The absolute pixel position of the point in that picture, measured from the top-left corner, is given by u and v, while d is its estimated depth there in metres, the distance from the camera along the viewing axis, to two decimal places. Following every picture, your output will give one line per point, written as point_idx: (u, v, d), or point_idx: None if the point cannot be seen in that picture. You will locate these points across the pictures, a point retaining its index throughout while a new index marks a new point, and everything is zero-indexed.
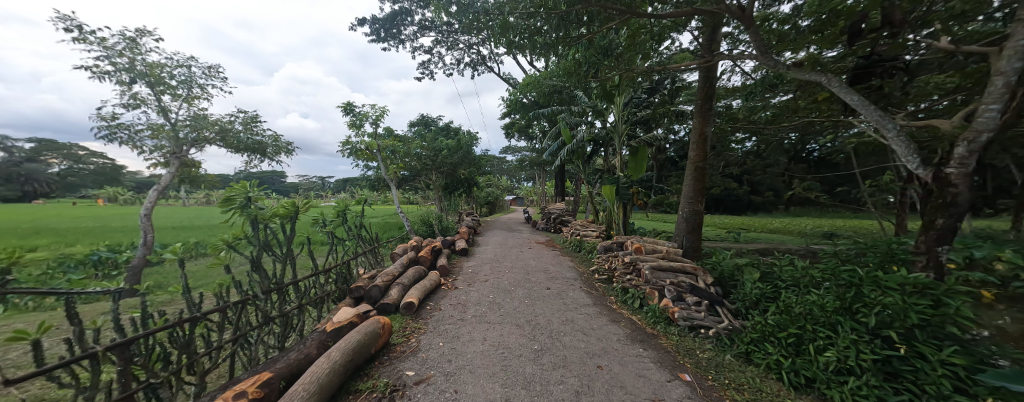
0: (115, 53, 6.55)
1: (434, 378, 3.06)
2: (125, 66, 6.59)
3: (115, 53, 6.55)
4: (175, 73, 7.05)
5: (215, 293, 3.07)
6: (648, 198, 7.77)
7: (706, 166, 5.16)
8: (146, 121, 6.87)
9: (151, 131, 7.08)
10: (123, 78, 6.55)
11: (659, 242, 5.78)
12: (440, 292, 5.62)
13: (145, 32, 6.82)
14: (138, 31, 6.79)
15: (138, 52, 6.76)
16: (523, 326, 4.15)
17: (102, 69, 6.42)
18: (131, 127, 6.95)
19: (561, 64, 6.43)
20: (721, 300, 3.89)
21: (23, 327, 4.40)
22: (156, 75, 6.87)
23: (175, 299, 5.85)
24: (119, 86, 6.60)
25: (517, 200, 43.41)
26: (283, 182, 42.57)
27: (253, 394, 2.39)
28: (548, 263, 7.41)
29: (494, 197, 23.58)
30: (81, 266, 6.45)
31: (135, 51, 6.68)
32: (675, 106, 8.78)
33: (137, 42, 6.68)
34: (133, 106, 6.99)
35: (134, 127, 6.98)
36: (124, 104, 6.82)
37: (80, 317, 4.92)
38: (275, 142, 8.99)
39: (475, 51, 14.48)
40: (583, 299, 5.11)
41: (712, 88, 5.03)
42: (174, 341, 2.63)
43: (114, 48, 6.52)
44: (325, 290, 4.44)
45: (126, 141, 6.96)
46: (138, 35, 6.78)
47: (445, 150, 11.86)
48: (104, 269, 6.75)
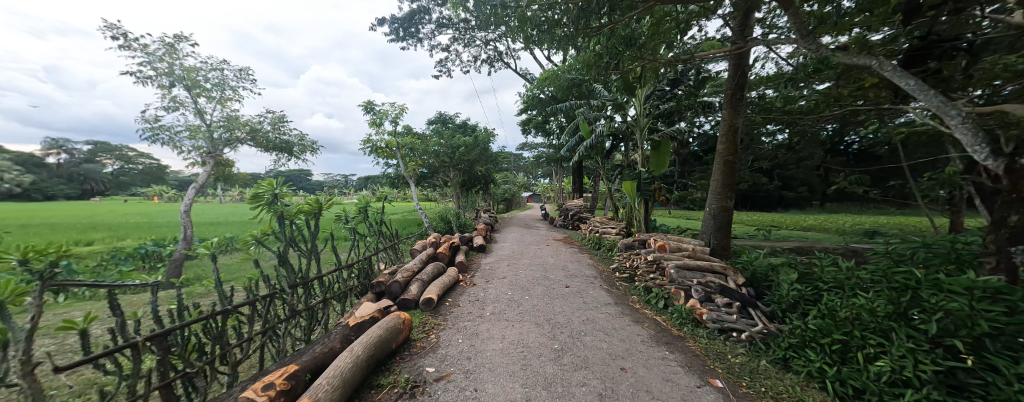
0: (156, 58, 6.90)
1: (453, 376, 3.04)
2: (164, 71, 6.94)
3: (155, 59, 6.90)
4: (209, 76, 7.38)
5: (245, 286, 3.16)
6: (671, 194, 7.46)
7: (736, 160, 4.85)
8: (184, 122, 7.24)
9: (189, 132, 7.46)
10: (164, 82, 6.92)
11: (684, 239, 5.51)
12: (459, 288, 5.63)
13: (182, 37, 7.15)
14: (176, 37, 7.13)
15: (176, 57, 7.09)
16: (542, 325, 4.07)
17: (145, 74, 6.80)
18: (171, 128, 7.35)
19: (580, 56, 6.30)
20: (754, 301, 3.65)
21: (78, 315, 4.77)
22: (192, 78, 7.19)
23: (209, 292, 6.19)
24: (160, 90, 6.98)
25: (534, 197, 43.14)
26: (309, 181, 44.68)
27: (281, 386, 2.42)
28: (565, 260, 7.30)
29: (511, 194, 23.48)
30: (130, 259, 6.97)
31: (173, 56, 7.02)
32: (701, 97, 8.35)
33: (175, 46, 7.01)
34: (173, 109, 7.38)
35: (175, 129, 7.38)
36: (164, 106, 7.19)
37: (126, 307, 5.29)
38: (302, 141, 9.27)
39: (492, 47, 14.44)
40: (603, 298, 4.99)
41: (744, 76, 4.71)
42: (207, 332, 2.72)
43: (154, 54, 6.87)
44: (347, 285, 4.53)
45: (167, 142, 7.38)
46: (175, 40, 7.12)
47: (462, 147, 11.94)
48: (149, 262, 7.21)
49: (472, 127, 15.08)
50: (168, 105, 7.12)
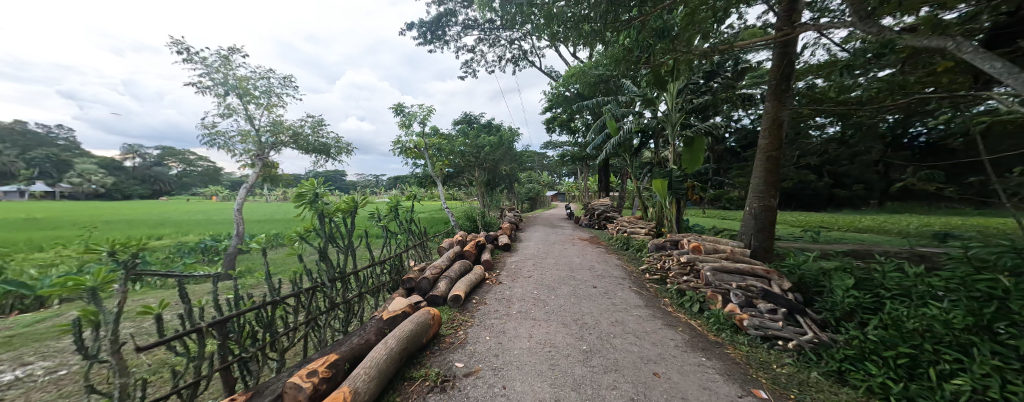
0: (213, 69, 7.48)
1: (482, 372, 3.06)
2: (220, 81, 7.51)
3: (213, 70, 7.48)
4: (258, 84, 7.90)
5: (291, 279, 3.34)
6: (707, 193, 7.08)
7: (780, 155, 4.51)
8: (237, 127, 7.81)
9: (241, 137, 8.03)
10: (220, 91, 7.50)
11: (722, 240, 5.23)
12: (485, 286, 5.66)
13: (235, 49, 7.70)
14: (230, 49, 7.69)
15: (230, 68, 7.64)
16: (569, 325, 4.00)
17: (204, 84, 7.39)
18: (226, 134, 7.94)
19: (609, 51, 6.15)
20: (802, 307, 3.39)
21: (152, 301, 5.34)
22: (244, 87, 7.74)
23: (259, 283, 6.67)
24: (216, 99, 7.56)
25: (559, 196, 42.80)
26: (344, 181, 47.04)
27: (323, 374, 2.54)
28: (593, 260, 7.14)
29: (536, 193, 23.36)
30: (194, 252, 7.69)
31: (228, 67, 7.58)
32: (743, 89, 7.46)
33: (229, 58, 7.56)
34: (227, 115, 7.96)
35: (229, 133, 7.98)
36: (220, 113, 7.78)
37: (192, 295, 5.85)
38: (338, 143, 9.71)
39: (517, 46, 14.41)
40: (633, 299, 4.84)
41: (790, 65, 4.38)
42: (259, 321, 2.91)
43: (212, 66, 7.45)
44: (380, 281, 4.69)
45: (223, 146, 7.98)
46: (229, 53, 7.68)
47: (488, 146, 12.06)
48: (208, 255, 7.90)
49: (497, 126, 15.15)
50: (222, 112, 7.70)
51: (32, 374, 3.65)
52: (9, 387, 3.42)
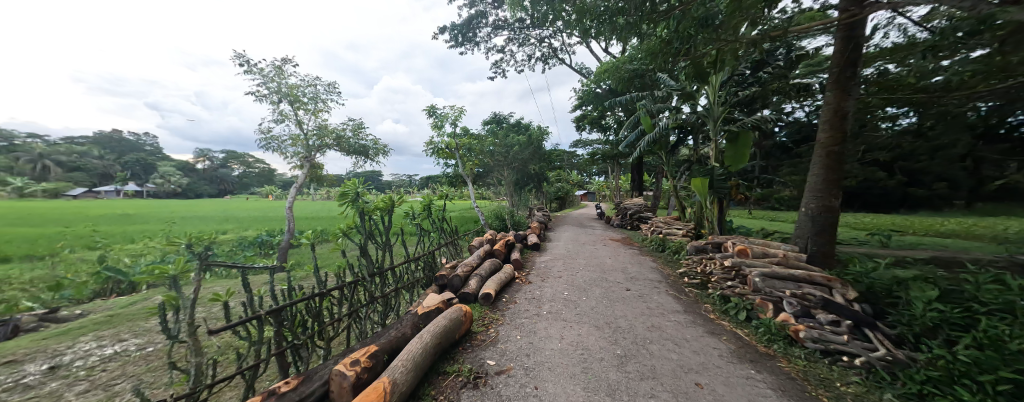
0: (268, 79, 8.06)
1: (513, 371, 3.03)
2: (274, 89, 8.08)
3: (268, 79, 8.06)
4: (307, 91, 8.40)
5: (335, 273, 3.50)
6: (753, 191, 6.59)
7: (843, 150, 4.07)
8: (288, 132, 8.37)
9: (292, 140, 8.60)
10: (274, 99, 8.07)
11: (771, 243, 4.83)
12: (515, 285, 5.63)
13: (287, 60, 8.24)
14: (282, 59, 8.24)
15: (282, 77, 8.19)
16: (602, 328, 3.87)
17: (261, 93, 7.99)
18: (279, 138, 8.54)
19: (646, 44, 5.89)
20: (871, 320, 3.04)
21: (220, 289, 5.92)
22: (295, 94, 8.26)
23: (307, 276, 7.15)
24: (271, 106, 8.14)
25: (588, 195, 42.07)
26: (380, 181, 49.22)
27: (365, 364, 2.63)
28: (626, 262, 6.90)
29: (565, 192, 23.05)
30: (253, 245, 8.41)
31: (281, 77, 8.13)
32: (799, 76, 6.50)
33: (282, 68, 8.11)
34: (280, 121, 8.55)
35: (282, 138, 8.57)
36: (274, 119, 8.37)
37: (251, 285, 6.38)
38: (376, 145, 10.10)
39: (547, 44, 14.26)
40: (670, 304, 4.60)
41: (856, 50, 3.94)
42: (309, 311, 3.09)
43: (267, 76, 8.03)
44: (414, 277, 4.81)
45: (276, 149, 8.58)
46: (282, 63, 8.23)
47: (517, 146, 12.32)
48: (264, 249, 8.60)
49: (526, 126, 15.10)
50: (276, 118, 8.28)
51: (128, 350, 4.19)
52: (111, 359, 3.96)
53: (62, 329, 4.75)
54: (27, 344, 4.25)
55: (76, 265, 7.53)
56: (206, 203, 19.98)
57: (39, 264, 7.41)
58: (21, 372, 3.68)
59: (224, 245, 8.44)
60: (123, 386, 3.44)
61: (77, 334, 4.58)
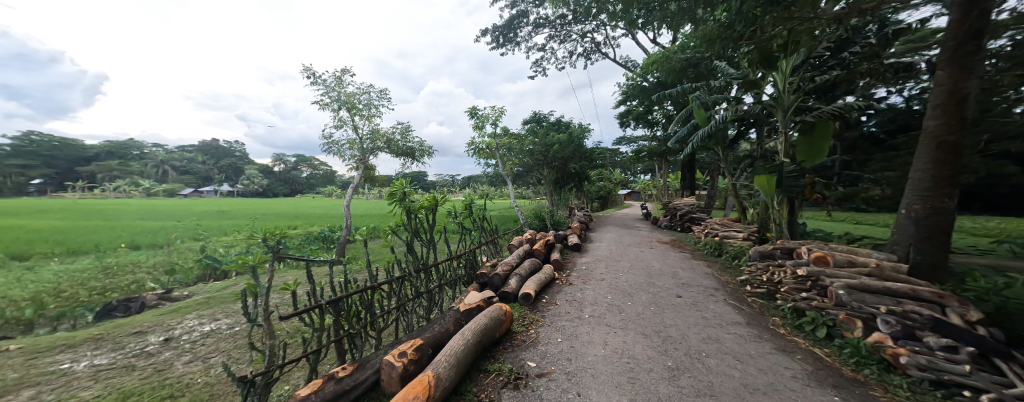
0: (330, 88, 8.66)
1: (555, 375, 2.89)
2: (334, 97, 8.67)
3: (329, 89, 8.66)
4: (362, 98, 8.91)
5: (385, 268, 3.62)
6: (832, 190, 5.78)
7: (960, 139, 3.37)
8: (346, 137, 8.96)
9: (349, 144, 9.19)
10: (334, 107, 8.67)
11: (857, 249, 4.18)
12: (555, 286, 5.46)
13: (346, 70, 8.80)
14: (342, 70, 8.81)
15: (341, 86, 8.75)
16: (651, 336, 3.58)
17: (323, 102, 8.62)
18: (339, 142, 9.17)
19: (702, 30, 5.41)
20: (1002, 346, 2.46)
21: (289, 279, 6.49)
22: (352, 102, 8.80)
23: (361, 269, 7.60)
24: (331, 113, 8.75)
25: (633, 195, 40.33)
26: (424, 181, 51.42)
27: (411, 356, 2.66)
28: (676, 265, 6.42)
29: (608, 191, 22.21)
30: (318, 240, 9.17)
31: (339, 85, 8.70)
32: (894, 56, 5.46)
33: (342, 78, 8.67)
34: (339, 127, 9.17)
35: (341, 142, 9.18)
36: (333, 125, 8.99)
37: (314, 277, 6.92)
38: (422, 147, 10.45)
39: (589, 39, 13.80)
40: (731, 314, 4.16)
41: (981, 17, 3.22)
42: (363, 303, 3.22)
43: (328, 85, 8.64)
44: (456, 274, 4.84)
45: (336, 153, 9.22)
46: (342, 73, 8.80)
47: (556, 144, 11.81)
48: (327, 243, 9.34)
49: (567, 124, 14.76)
50: (335, 124, 8.90)
51: (221, 328, 4.69)
52: (210, 335, 4.48)
53: (173, 308, 5.48)
54: (150, 318, 4.98)
55: (185, 253, 8.77)
56: (278, 205, 22.41)
57: (157, 253, 8.74)
58: (144, 341, 4.31)
59: (294, 239, 9.29)
60: (216, 360, 3.84)
61: (184, 311, 5.26)
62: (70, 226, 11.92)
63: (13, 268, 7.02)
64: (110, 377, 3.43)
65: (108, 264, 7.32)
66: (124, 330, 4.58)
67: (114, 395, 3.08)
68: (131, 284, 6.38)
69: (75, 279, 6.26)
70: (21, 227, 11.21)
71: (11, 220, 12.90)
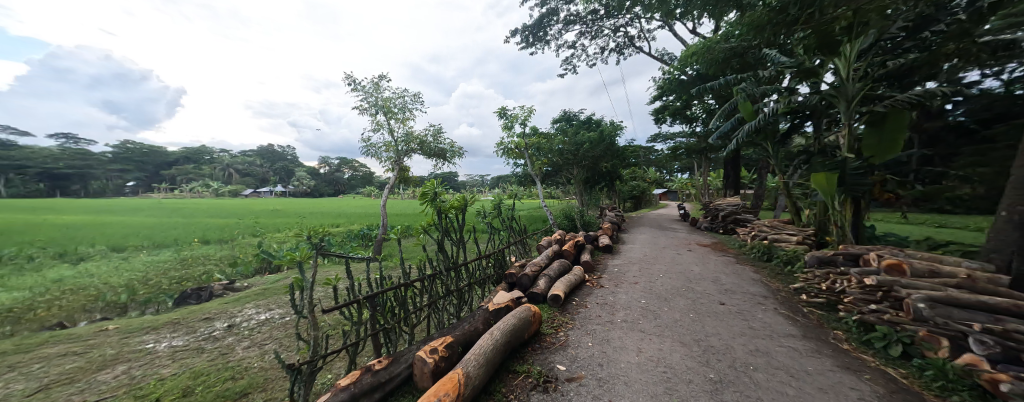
0: (367, 93, 9.01)
1: (586, 380, 2.74)
2: (372, 102, 9.00)
3: (367, 94, 9.00)
4: (397, 102, 9.18)
5: (417, 266, 3.65)
6: (905, 189, 5.11)
7: None
8: (383, 140, 9.27)
9: (385, 147, 9.51)
10: (371, 111, 9.00)
11: (942, 257, 3.63)
12: (586, 288, 5.28)
13: (382, 76, 9.11)
14: (379, 76, 9.13)
15: (378, 91, 9.07)
16: (690, 344, 3.32)
17: (362, 106, 8.99)
18: (376, 145, 9.52)
19: (750, 15, 4.99)
20: None
21: (330, 275, 6.81)
22: (388, 106, 9.09)
23: (396, 266, 7.82)
24: (368, 117, 9.10)
25: (669, 194, 38.61)
26: (455, 181, 52.53)
27: (441, 353, 2.63)
28: (718, 270, 5.98)
29: (641, 191, 21.40)
30: (357, 238, 9.59)
31: (376, 90, 9.02)
32: (988, 34, 4.70)
33: (378, 83, 8.99)
34: (376, 130, 9.52)
35: (378, 145, 9.52)
36: (371, 128, 9.34)
37: (353, 273, 7.21)
38: (453, 148, 10.58)
39: (623, 33, 13.33)
40: (783, 325, 3.78)
41: None
42: (397, 300, 3.27)
43: (366, 91, 8.99)
44: (485, 273, 4.80)
45: (373, 155, 9.58)
46: (378, 79, 9.12)
47: (587, 143, 11.51)
48: (365, 240, 9.74)
49: (598, 122, 14.36)
50: (372, 127, 9.24)
51: (275, 317, 4.98)
52: (266, 323, 4.77)
53: (235, 297, 5.93)
54: (216, 306, 5.41)
55: (245, 248, 9.53)
56: (321, 204, 23.81)
57: (222, 248, 9.58)
58: (212, 326, 4.67)
59: (336, 237, 9.79)
60: (270, 346, 4.04)
61: (244, 301, 5.66)
62: (152, 223, 13.43)
63: (110, 258, 8.02)
64: (184, 358, 3.75)
65: (181, 257, 8.12)
66: (196, 315, 5.02)
67: (187, 374, 3.35)
68: (202, 274, 7.03)
69: (159, 269, 7.04)
70: (115, 223, 12.83)
71: (103, 217, 14.78)
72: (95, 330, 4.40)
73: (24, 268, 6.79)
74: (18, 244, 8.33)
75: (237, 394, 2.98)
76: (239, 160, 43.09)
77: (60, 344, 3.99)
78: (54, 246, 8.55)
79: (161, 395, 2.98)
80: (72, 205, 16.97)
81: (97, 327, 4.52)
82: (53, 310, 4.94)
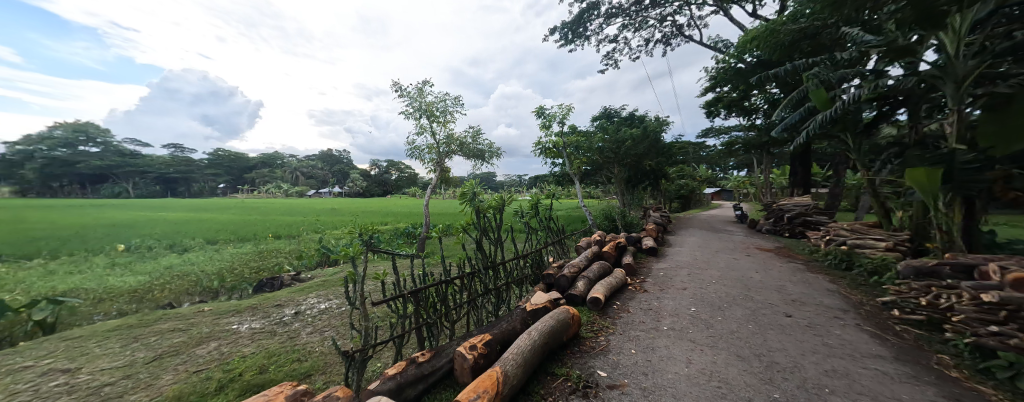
0: (411, 98, 9.35)
1: (630, 389, 2.52)
2: (415, 106, 9.32)
3: (411, 98, 9.35)
4: (439, 105, 9.44)
5: (457, 263, 3.66)
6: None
7: None
8: (426, 142, 9.58)
9: (428, 149, 9.81)
10: (415, 115, 9.34)
11: None
12: (628, 292, 4.97)
13: (425, 81, 9.41)
14: (422, 81, 9.45)
15: (420, 95, 9.37)
16: (751, 359, 2.96)
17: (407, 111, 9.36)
18: (420, 148, 9.86)
19: None
20: None
21: (378, 270, 7.13)
22: (431, 109, 9.37)
23: (437, 263, 8.00)
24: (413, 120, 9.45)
25: (721, 194, 35.86)
26: (494, 182, 53.28)
27: (480, 350, 2.58)
28: (783, 278, 5.33)
29: (691, 190, 20.06)
30: (403, 236, 9.98)
31: (419, 95, 9.33)
32: None
33: (422, 88, 9.31)
34: (419, 134, 9.85)
35: (422, 147, 9.85)
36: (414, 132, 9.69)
37: (398, 269, 7.50)
38: (491, 148, 10.65)
39: (669, 23, 12.56)
40: (867, 344, 3.24)
41: None
42: (438, 296, 3.29)
43: (410, 96, 9.35)
44: (523, 273, 4.70)
45: (416, 157, 9.94)
46: (422, 84, 9.44)
47: (630, 140, 10.96)
48: (410, 238, 10.12)
49: (643, 118, 13.67)
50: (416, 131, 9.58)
51: (334, 307, 5.29)
52: (327, 312, 5.07)
53: (300, 287, 6.41)
54: (286, 294, 5.88)
55: (308, 242, 10.36)
56: (371, 203, 25.30)
57: (289, 242, 10.51)
58: (283, 312, 5.06)
59: (384, 234, 10.28)
60: (329, 334, 4.26)
61: (308, 291, 6.09)
62: (233, 219, 15.14)
63: (206, 249, 9.16)
64: (260, 339, 4.08)
65: (255, 250, 9.02)
66: (270, 302, 5.48)
67: (263, 353, 3.63)
68: (275, 265, 7.73)
69: (242, 260, 7.89)
70: (206, 219, 14.67)
71: (195, 214, 16.98)
72: (195, 311, 4.98)
73: (143, 256, 8.00)
74: (139, 236, 9.85)
75: (302, 375, 3.17)
76: (303, 163, 47.36)
77: (169, 321, 4.55)
78: (165, 238, 9.98)
79: (242, 371, 3.25)
80: (175, 204, 19.75)
81: (196, 308, 5.12)
82: (165, 292, 5.70)
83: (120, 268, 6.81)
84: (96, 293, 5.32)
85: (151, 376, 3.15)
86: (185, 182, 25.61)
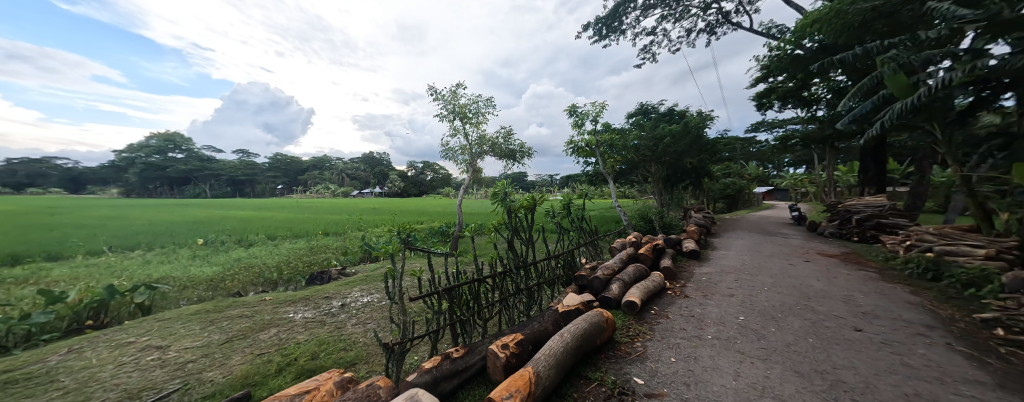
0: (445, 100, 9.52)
1: (670, 399, 2.34)
2: (448, 108, 9.48)
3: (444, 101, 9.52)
4: (472, 106, 9.52)
5: (489, 262, 3.63)
6: None
7: None
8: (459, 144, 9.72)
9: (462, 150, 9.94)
10: (448, 117, 9.50)
11: None
12: (667, 297, 4.68)
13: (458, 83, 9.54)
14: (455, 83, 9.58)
15: (454, 98, 9.51)
16: (812, 375, 2.64)
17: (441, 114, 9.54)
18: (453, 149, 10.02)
19: None
20: None
21: (415, 267, 7.33)
22: (463, 111, 9.48)
23: (470, 262, 8.06)
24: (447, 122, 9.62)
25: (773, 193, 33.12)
26: (527, 182, 53.26)
27: (512, 350, 2.52)
28: (850, 287, 4.75)
29: (738, 190, 18.69)
30: (438, 234, 10.19)
31: (452, 98, 9.47)
32: None
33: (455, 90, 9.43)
34: (453, 135, 10.01)
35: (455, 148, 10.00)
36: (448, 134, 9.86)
37: (433, 267, 7.66)
38: (523, 148, 10.58)
39: (714, 10, 11.76)
40: (959, 366, 2.77)
41: None
42: (471, 293, 3.28)
43: (444, 98, 9.52)
44: (555, 274, 4.58)
45: (450, 158, 10.11)
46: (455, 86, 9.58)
47: (669, 137, 10.42)
48: (445, 236, 10.32)
49: (683, 113, 12.94)
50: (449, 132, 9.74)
51: (376, 301, 5.48)
52: (373, 305, 5.24)
53: (347, 281, 6.74)
54: (334, 287, 6.22)
55: (353, 239, 10.94)
56: (408, 203, 26.24)
57: (335, 239, 11.15)
58: (333, 303, 5.32)
59: (420, 233, 10.56)
60: (377, 327, 4.40)
61: (353, 285, 6.38)
62: (287, 217, 16.40)
63: (267, 244, 9.98)
64: (312, 327, 4.32)
65: (305, 246, 9.68)
66: (321, 294, 5.80)
67: (315, 341, 3.82)
68: (324, 260, 8.23)
69: (296, 254, 8.49)
70: (264, 217, 16.02)
71: (256, 212, 18.61)
72: (258, 299, 5.39)
73: (216, 249, 8.87)
74: (213, 231, 10.97)
75: (348, 363, 3.29)
76: (347, 165, 50.31)
77: (237, 307, 4.93)
78: (234, 233, 11.02)
79: (297, 356, 3.44)
80: (240, 203, 21.82)
81: (260, 297, 5.52)
82: (234, 281, 6.25)
83: (199, 259, 7.61)
84: (181, 281, 5.89)
85: (224, 355, 3.43)
86: (249, 183, 28.27)
